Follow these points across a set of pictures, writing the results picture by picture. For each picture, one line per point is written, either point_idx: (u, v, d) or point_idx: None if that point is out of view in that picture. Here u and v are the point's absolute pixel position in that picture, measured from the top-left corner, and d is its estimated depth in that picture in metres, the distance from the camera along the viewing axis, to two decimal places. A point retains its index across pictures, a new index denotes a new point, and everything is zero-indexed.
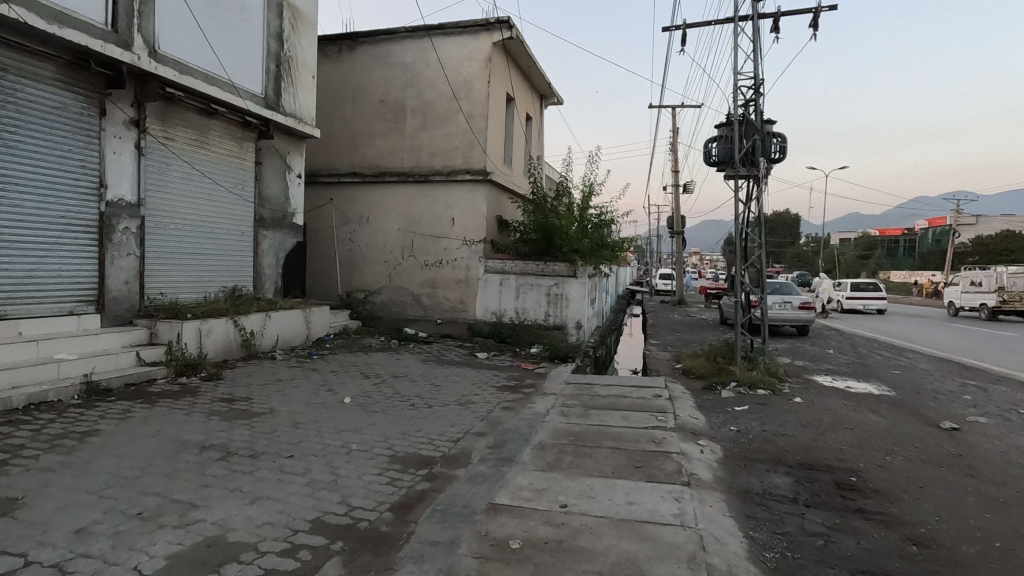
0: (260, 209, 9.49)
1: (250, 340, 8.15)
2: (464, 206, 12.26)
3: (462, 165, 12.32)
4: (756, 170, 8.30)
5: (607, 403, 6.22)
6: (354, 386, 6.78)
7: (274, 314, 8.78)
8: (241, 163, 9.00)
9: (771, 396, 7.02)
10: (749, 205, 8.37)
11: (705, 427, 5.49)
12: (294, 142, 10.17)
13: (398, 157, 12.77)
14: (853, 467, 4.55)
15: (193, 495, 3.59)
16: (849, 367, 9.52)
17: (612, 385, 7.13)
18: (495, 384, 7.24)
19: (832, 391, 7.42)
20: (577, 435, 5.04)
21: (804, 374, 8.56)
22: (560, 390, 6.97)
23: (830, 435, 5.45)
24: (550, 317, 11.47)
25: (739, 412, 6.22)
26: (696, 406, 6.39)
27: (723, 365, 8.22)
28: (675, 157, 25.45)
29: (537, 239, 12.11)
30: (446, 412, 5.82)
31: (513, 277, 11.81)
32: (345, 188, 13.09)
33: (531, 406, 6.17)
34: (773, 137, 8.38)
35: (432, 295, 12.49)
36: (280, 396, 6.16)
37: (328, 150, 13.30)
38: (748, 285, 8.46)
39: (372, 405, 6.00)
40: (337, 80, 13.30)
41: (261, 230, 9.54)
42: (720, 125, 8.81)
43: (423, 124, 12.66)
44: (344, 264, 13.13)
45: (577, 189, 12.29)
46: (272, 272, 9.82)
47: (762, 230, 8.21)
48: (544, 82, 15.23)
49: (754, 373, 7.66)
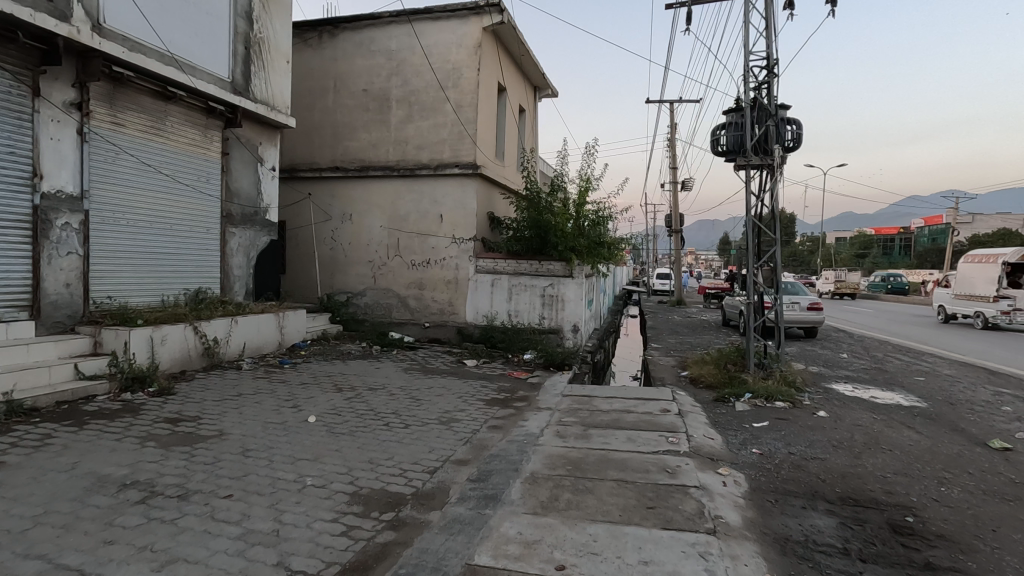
0: (227, 204, 8.69)
1: (212, 347, 7.36)
2: (453, 202, 11.49)
3: (451, 158, 11.54)
4: (770, 160, 7.56)
5: (608, 421, 5.46)
6: (323, 402, 6.00)
7: (241, 319, 8.00)
8: (205, 154, 8.20)
9: (791, 409, 6.27)
10: (762, 198, 7.64)
11: (724, 450, 4.75)
12: (267, 132, 9.39)
13: (383, 150, 11.99)
14: (904, 503, 3.81)
15: (87, 558, 2.80)
16: (869, 373, 8.78)
17: (613, 398, 6.38)
18: (482, 398, 6.46)
19: (857, 402, 6.70)
20: (575, 464, 4.28)
21: (822, 382, 7.83)
22: (555, 404, 6.21)
23: (868, 458, 4.71)
24: (545, 320, 10.75)
25: (758, 430, 5.48)
26: (709, 423, 5.64)
27: (734, 373, 7.48)
28: (672, 153, 24.70)
29: (531, 237, 11.13)
30: (423, 434, 5.04)
31: (505, 278, 11.06)
32: (326, 183, 12.30)
33: (521, 425, 5.41)
34: (788, 124, 7.65)
35: (419, 297, 11.71)
36: (235, 415, 5.38)
37: (308, 143, 12.51)
38: (761, 285, 7.72)
39: (339, 426, 5.22)
40: (318, 68, 12.49)
41: (229, 227, 8.73)
42: (729, 112, 8.09)
43: (409, 114, 11.89)
44: (325, 264, 12.33)
45: (573, 183, 11.52)
46: (242, 273, 9.02)
47: (777, 225, 7.48)
48: (538, 72, 14.49)
49: (771, 383, 6.91)
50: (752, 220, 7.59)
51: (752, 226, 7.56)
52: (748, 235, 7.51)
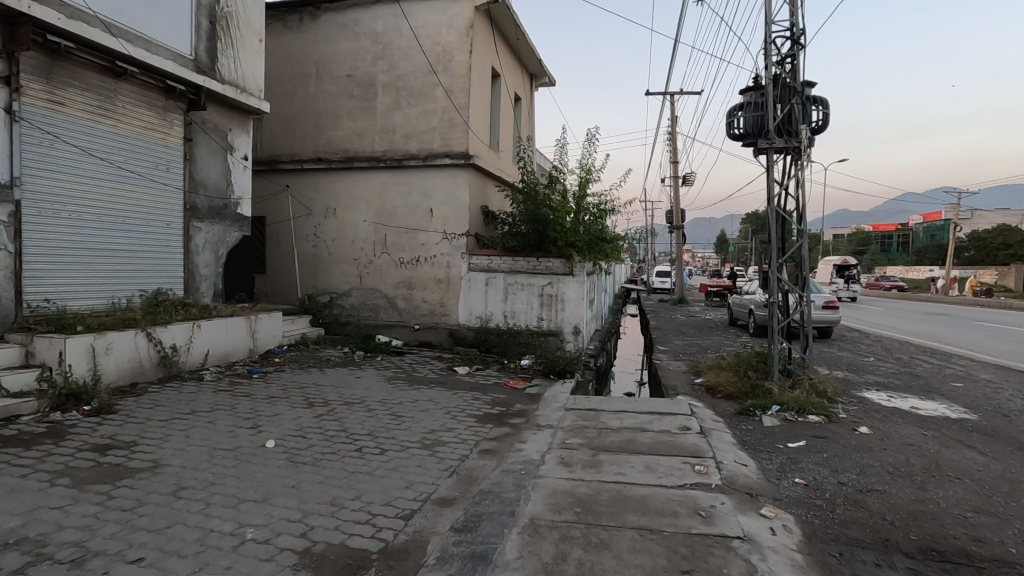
0: (190, 195, 7.82)
1: (169, 357, 6.52)
2: (445, 196, 10.66)
3: (441, 147, 10.72)
4: (796, 142, 6.71)
5: (621, 444, 4.64)
6: (288, 421, 5.17)
7: (205, 324, 7.16)
8: (165, 140, 7.36)
9: (828, 425, 5.47)
10: (786, 185, 6.83)
11: (763, 481, 3.94)
12: (238, 118, 8.54)
13: (368, 140, 11.16)
14: (1002, 557, 3.02)
15: None
16: (900, 379, 8.00)
17: (623, 413, 5.58)
18: (473, 414, 5.64)
19: (900, 415, 5.91)
20: (586, 505, 3.46)
21: (852, 390, 7.04)
22: (557, 421, 5.40)
23: (936, 490, 3.92)
24: (543, 322, 9.97)
25: (796, 452, 4.69)
26: (737, 444, 4.85)
27: (756, 382, 6.69)
28: (672, 147, 23.90)
29: (528, 232, 10.29)
30: (401, 463, 4.22)
31: (500, 276, 10.25)
32: (308, 175, 11.46)
33: (518, 449, 4.59)
34: (814, 102, 6.85)
35: (408, 298, 10.88)
36: (180, 441, 4.54)
37: (289, 133, 11.66)
38: (785, 283, 6.91)
39: (301, 453, 4.39)
40: (298, 52, 11.62)
41: (193, 221, 7.87)
42: (746, 91, 7.32)
43: (396, 101, 11.05)
44: (307, 262, 11.49)
45: (574, 174, 10.69)
46: (209, 272, 8.15)
47: (803, 215, 6.70)
48: (534, 58, 13.70)
49: (801, 394, 6.11)
50: (775, 209, 6.80)
51: (776, 217, 6.78)
52: (771, 226, 6.74)
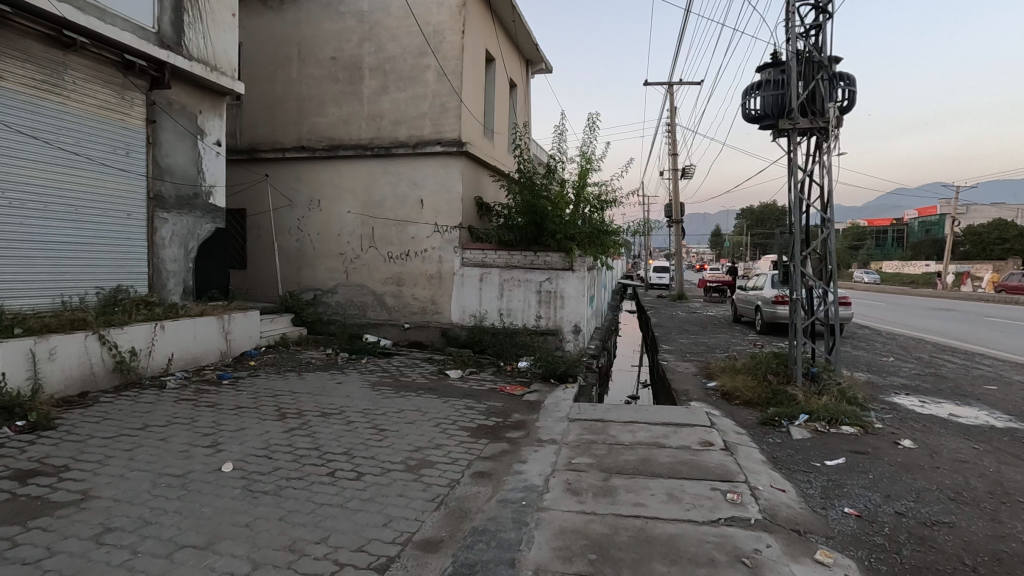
0: (155, 182, 7.12)
1: (126, 362, 5.86)
2: (436, 186, 9.99)
3: (432, 134, 10.04)
4: (822, 122, 6.05)
5: (637, 465, 4.01)
6: (253, 438, 4.51)
7: (170, 325, 6.49)
8: (123, 121, 6.64)
9: (865, 438, 4.87)
10: (812, 170, 6.17)
11: (809, 514, 3.32)
12: (209, 99, 7.83)
13: (355, 126, 10.46)
14: None
15: None
16: (927, 381, 7.39)
17: (635, 426, 4.95)
18: (466, 427, 4.99)
19: (942, 425, 5.31)
20: (602, 550, 2.82)
21: (880, 395, 6.43)
22: (561, 435, 4.76)
23: (1013, 522, 3.31)
24: (541, 320, 9.35)
25: (837, 473, 4.07)
26: (769, 463, 4.24)
27: (778, 387, 6.08)
28: (672, 139, 23.24)
29: (525, 224, 9.68)
30: (380, 492, 3.56)
31: (496, 272, 9.60)
32: (290, 165, 10.76)
33: (518, 472, 3.95)
34: (842, 79, 6.21)
35: (398, 295, 10.22)
36: (121, 465, 3.87)
37: (270, 120, 10.94)
38: (810, 279, 6.26)
39: (263, 478, 3.74)
40: (279, 33, 10.89)
41: (158, 211, 7.16)
42: (765, 69, 6.67)
43: (384, 86, 10.35)
44: (290, 258, 10.80)
45: (573, 162, 10.04)
46: (178, 268, 7.44)
47: (829, 203, 6.08)
48: (530, 43, 13.04)
49: (830, 402, 5.49)
50: (798, 198, 6.19)
51: (799, 205, 6.17)
52: (793, 216, 6.14)
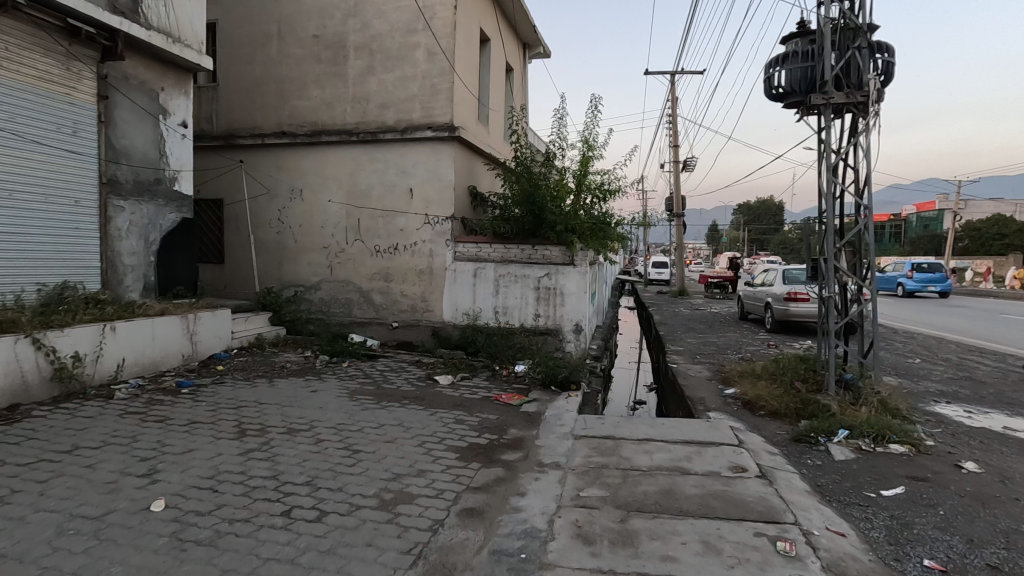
0: (109, 166, 6.36)
1: (67, 369, 5.13)
2: (426, 174, 9.26)
3: (422, 118, 9.29)
4: (861, 96, 5.33)
5: (660, 501, 3.31)
6: (201, 463, 3.79)
7: (123, 326, 5.76)
8: (69, 95, 5.88)
9: (919, 459, 4.18)
10: (847, 153, 5.45)
11: (885, 572, 2.63)
12: (172, 74, 7.07)
13: (339, 110, 9.69)
14: None
15: None
16: (964, 387, 6.72)
17: (651, 446, 4.25)
18: (454, 447, 4.27)
19: (1002, 441, 4.63)
20: None
21: (920, 404, 5.75)
22: (566, 458, 4.05)
23: None
24: (540, 319, 8.65)
25: (900, 508, 3.38)
26: (815, 494, 3.54)
27: (808, 396, 5.39)
28: (673, 130, 22.51)
29: (523, 215, 8.91)
30: (343, 541, 2.85)
31: (491, 266, 8.88)
32: (270, 152, 10.00)
33: (516, 509, 3.25)
34: (879, 48, 5.46)
35: (385, 291, 9.49)
36: (25, 503, 3.13)
37: (248, 103, 10.16)
38: (847, 275, 5.55)
39: (200, 520, 3.02)
40: (256, 9, 10.09)
41: (112, 198, 6.40)
42: (789, 40, 5.93)
43: (370, 66, 9.58)
44: (270, 251, 10.05)
45: (574, 149, 9.33)
46: (137, 262, 6.69)
47: (868, 189, 5.37)
48: (528, 24, 12.26)
49: (871, 415, 4.80)
50: (833, 182, 5.47)
51: (832, 191, 5.46)
52: (827, 203, 5.43)
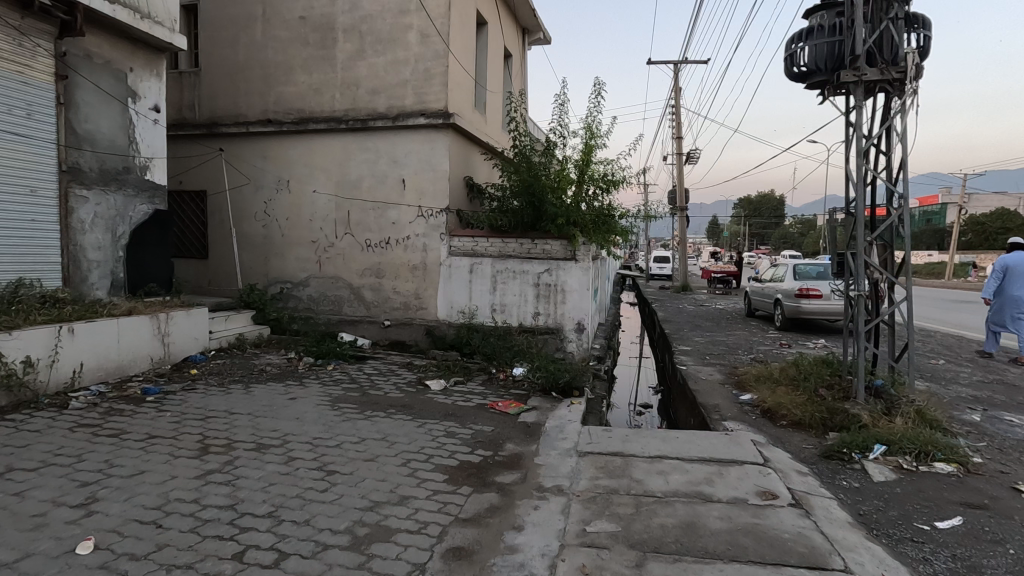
0: (69, 152, 5.84)
1: (16, 377, 4.64)
2: (419, 163, 8.73)
3: (415, 105, 8.75)
4: (896, 73, 4.80)
5: (682, 539, 2.81)
6: (150, 489, 3.29)
7: (84, 327, 5.26)
8: (22, 74, 5.35)
9: (971, 482, 3.68)
10: (879, 136, 4.93)
11: None
12: (142, 54, 6.55)
13: (327, 96, 9.15)
14: None
15: None
16: (998, 392, 6.21)
17: (666, 466, 3.75)
18: (443, 468, 3.77)
19: None
20: None
21: (958, 413, 5.24)
22: (569, 482, 3.55)
23: None
24: (540, 318, 8.15)
25: (962, 546, 2.87)
26: (860, 528, 3.04)
27: (835, 404, 4.90)
28: (677, 121, 21.92)
29: (521, 208, 8.39)
30: None
31: (487, 262, 8.36)
32: (255, 141, 9.47)
33: (511, 549, 2.75)
34: (915, 20, 4.92)
35: (377, 288, 8.98)
36: None
37: (232, 89, 9.62)
38: (878, 271, 5.02)
39: (133, 567, 2.53)
40: None
41: (74, 187, 5.88)
42: (812, 14, 5.39)
43: (360, 49, 9.01)
44: (255, 246, 9.54)
45: (576, 138, 8.79)
46: (103, 257, 6.19)
47: (902, 175, 4.84)
48: (527, 8, 11.67)
49: (908, 427, 4.30)
50: (863, 167, 4.94)
51: (864, 178, 4.93)
52: (858, 191, 4.90)
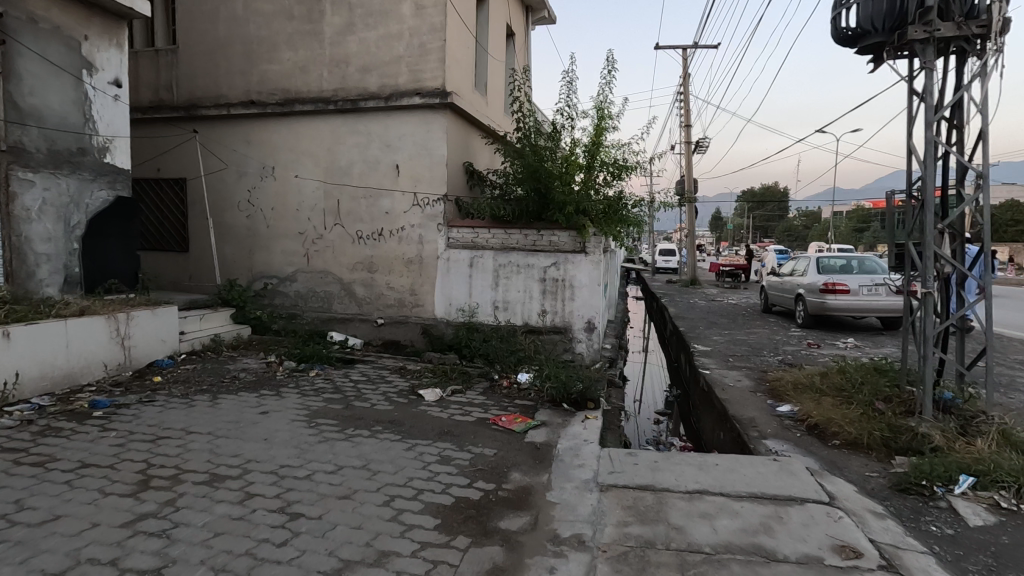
0: (11, 129, 5.10)
1: None
2: (414, 147, 7.98)
3: (409, 83, 7.98)
4: (975, 28, 4.04)
5: None
6: (59, 545, 2.58)
7: (23, 330, 4.53)
8: None
9: None
10: (952, 105, 4.16)
11: None
12: (99, 20, 5.80)
13: (314, 75, 8.38)
14: None
15: None
16: None
17: (712, 508, 3.02)
18: (435, 509, 3.05)
19: None
20: None
21: None
22: (593, 530, 2.84)
23: None
24: (546, 316, 7.42)
25: None
26: None
27: (899, 421, 4.16)
28: (685, 108, 21.07)
29: (526, 196, 7.66)
30: None
31: (489, 255, 7.63)
32: (237, 124, 8.72)
33: None
34: None
35: (369, 283, 8.25)
36: None
37: (212, 68, 8.85)
38: (949, 266, 4.26)
39: None
40: None
41: (16, 170, 5.15)
42: None
43: (349, 23, 8.21)
44: (239, 238, 8.82)
45: (585, 119, 8.01)
46: (53, 250, 5.46)
47: (980, 152, 4.08)
48: None
49: (996, 452, 3.56)
50: (932, 142, 4.19)
51: (933, 153, 4.17)
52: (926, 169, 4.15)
